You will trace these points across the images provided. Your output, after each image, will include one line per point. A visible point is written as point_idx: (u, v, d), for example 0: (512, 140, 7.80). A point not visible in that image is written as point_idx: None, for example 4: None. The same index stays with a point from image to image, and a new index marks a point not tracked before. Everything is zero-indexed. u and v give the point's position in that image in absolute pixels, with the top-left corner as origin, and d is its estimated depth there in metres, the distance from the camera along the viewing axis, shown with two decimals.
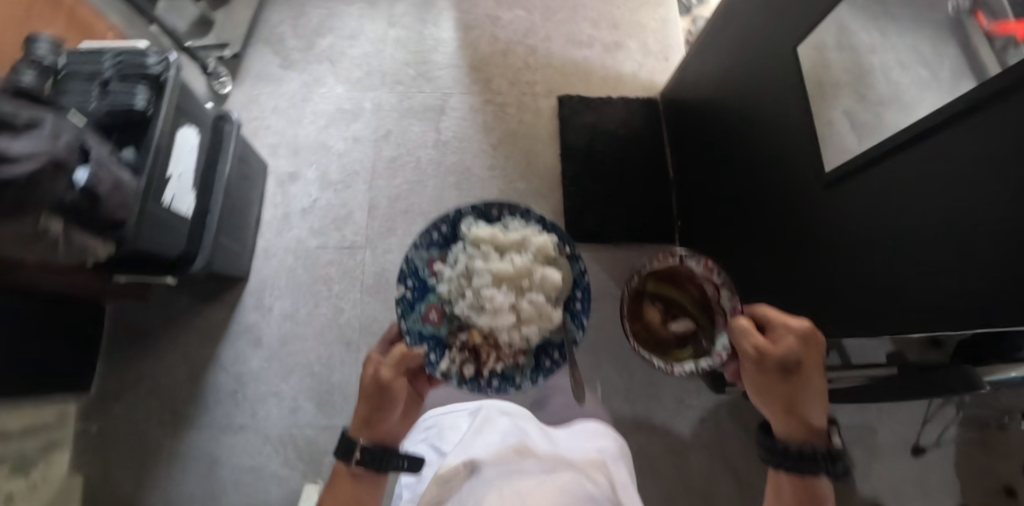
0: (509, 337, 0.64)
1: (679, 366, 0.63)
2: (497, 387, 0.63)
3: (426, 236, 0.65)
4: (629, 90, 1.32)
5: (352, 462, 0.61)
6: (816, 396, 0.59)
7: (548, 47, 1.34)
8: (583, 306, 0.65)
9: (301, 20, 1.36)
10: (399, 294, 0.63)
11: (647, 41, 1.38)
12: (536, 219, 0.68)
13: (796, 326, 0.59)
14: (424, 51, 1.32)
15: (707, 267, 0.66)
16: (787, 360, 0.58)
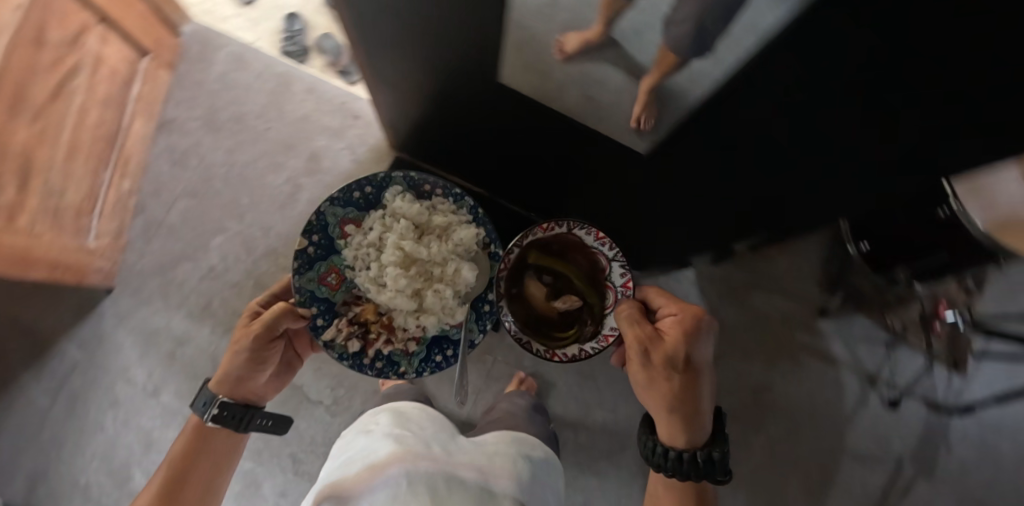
0: (404, 323, 0.82)
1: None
2: (383, 367, 0.81)
3: (348, 199, 0.79)
4: (373, 177, 1.18)
5: (207, 416, 0.70)
6: (694, 393, 0.64)
7: (278, 232, 1.15)
8: (488, 308, 0.83)
9: (92, 493, 1.09)
10: (307, 248, 0.75)
11: (326, 122, 1.20)
12: (467, 208, 0.84)
13: (684, 319, 0.64)
14: (213, 371, 1.10)
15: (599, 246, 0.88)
16: (674, 358, 0.63)
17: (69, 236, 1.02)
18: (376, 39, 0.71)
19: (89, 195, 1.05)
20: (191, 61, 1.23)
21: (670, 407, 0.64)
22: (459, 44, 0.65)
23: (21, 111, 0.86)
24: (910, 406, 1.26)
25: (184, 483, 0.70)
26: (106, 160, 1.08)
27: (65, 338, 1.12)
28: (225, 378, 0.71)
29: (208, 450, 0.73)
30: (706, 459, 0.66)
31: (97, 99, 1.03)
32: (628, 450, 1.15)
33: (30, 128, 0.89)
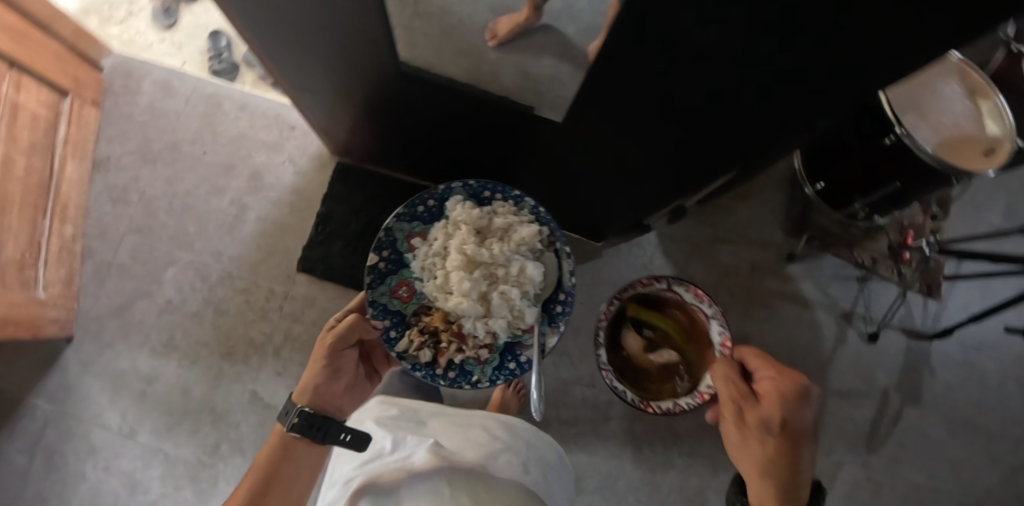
0: (473, 327, 0.86)
1: (653, 405, 0.90)
2: (455, 376, 0.87)
3: (416, 215, 0.90)
4: (319, 187, 1.16)
5: (287, 422, 0.69)
6: (792, 461, 0.64)
7: (230, 256, 1.13)
8: (557, 309, 0.90)
9: None
10: (379, 262, 0.87)
11: (264, 137, 1.18)
12: (525, 215, 0.90)
13: (783, 384, 0.67)
14: (186, 404, 1.09)
15: (699, 295, 0.93)
16: (771, 423, 0.66)
17: (18, 290, 1.00)
18: (271, 38, 0.69)
19: (30, 245, 1.02)
20: (118, 95, 1.20)
21: (761, 469, 0.64)
22: (352, 30, 0.63)
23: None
24: (890, 337, 1.26)
25: (267, 493, 0.68)
26: (43, 208, 1.05)
27: (32, 392, 1.11)
28: (305, 385, 0.74)
29: (294, 453, 0.71)
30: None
31: (22, 146, 1.00)
32: (613, 422, 1.15)
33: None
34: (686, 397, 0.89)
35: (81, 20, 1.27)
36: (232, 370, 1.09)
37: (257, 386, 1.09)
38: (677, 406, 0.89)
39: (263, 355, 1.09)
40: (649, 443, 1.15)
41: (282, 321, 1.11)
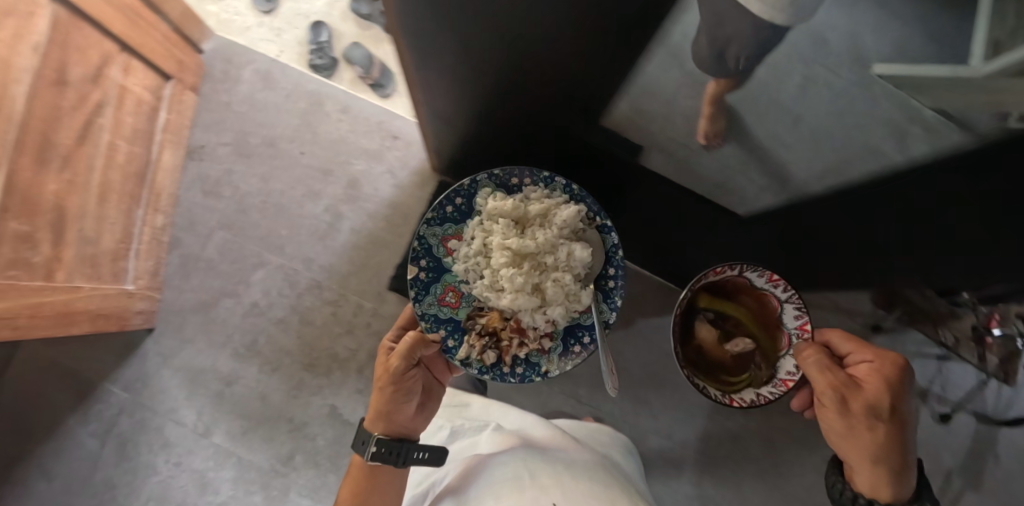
0: (532, 318, 0.75)
1: (742, 400, 0.71)
2: (523, 369, 0.76)
3: (443, 213, 0.75)
4: (417, 204, 1.12)
5: (369, 454, 0.64)
6: (896, 440, 0.57)
7: (320, 265, 1.10)
8: (616, 286, 0.77)
9: None
10: (417, 276, 0.74)
11: (364, 145, 1.13)
12: (563, 189, 0.75)
13: (887, 365, 0.58)
14: (263, 410, 1.08)
15: (774, 280, 0.68)
16: (880, 406, 0.57)
17: (109, 283, 0.98)
18: (435, 80, 0.63)
19: (123, 237, 1.00)
20: (215, 82, 1.15)
21: (880, 458, 0.57)
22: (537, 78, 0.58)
23: (45, 155, 0.83)
24: (962, 419, 1.25)
25: None
26: (138, 198, 1.02)
27: (109, 379, 1.10)
28: (376, 414, 0.66)
29: (375, 479, 0.68)
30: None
31: (123, 135, 0.97)
32: (684, 475, 1.15)
33: (59, 179, 0.85)
34: (771, 387, 0.71)
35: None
36: (313, 381, 1.08)
37: (338, 400, 1.08)
38: (762, 399, 0.71)
39: (347, 370, 1.08)
40: (716, 499, 1.15)
41: (369, 338, 1.09)
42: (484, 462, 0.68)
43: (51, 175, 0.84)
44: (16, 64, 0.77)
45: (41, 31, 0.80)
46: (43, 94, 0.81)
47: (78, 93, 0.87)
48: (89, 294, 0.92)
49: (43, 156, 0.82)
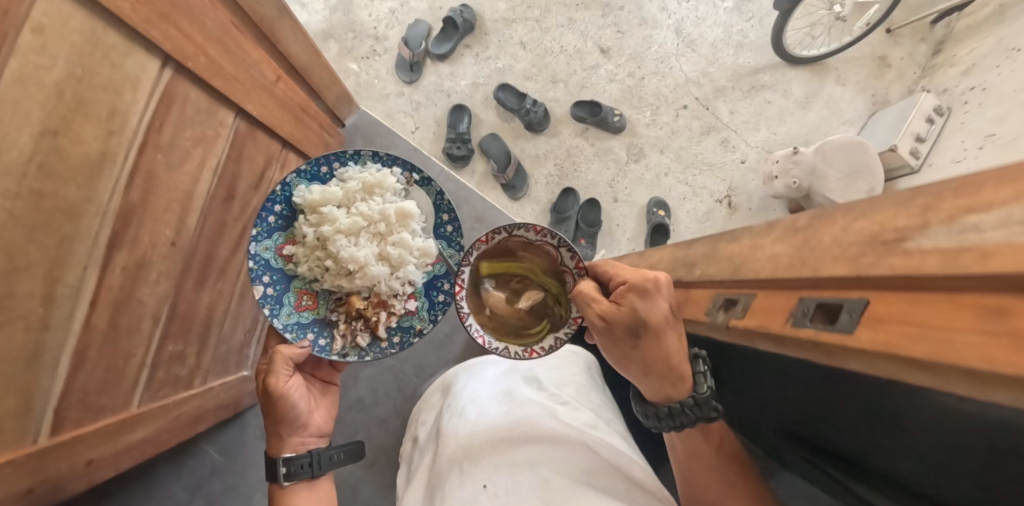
0: (390, 286, 0.76)
1: (539, 348, 0.59)
2: (401, 339, 0.76)
3: (265, 224, 0.71)
4: None
5: (279, 475, 0.62)
6: (677, 348, 0.52)
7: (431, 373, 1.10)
8: (453, 229, 0.79)
9: None
10: (262, 295, 0.69)
11: None
12: (367, 157, 0.76)
13: (632, 282, 0.51)
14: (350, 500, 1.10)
15: (537, 232, 0.57)
16: (634, 323, 0.51)
17: (231, 372, 0.96)
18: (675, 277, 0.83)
19: (252, 326, 0.98)
20: None
21: (646, 367, 0.53)
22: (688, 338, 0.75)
23: (206, 273, 0.77)
24: None
25: None
26: None
27: (205, 438, 1.11)
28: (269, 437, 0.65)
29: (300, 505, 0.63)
30: (694, 401, 0.52)
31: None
32: None
33: (212, 291, 0.80)
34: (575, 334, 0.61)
35: (326, 49, 1.24)
36: None
37: None
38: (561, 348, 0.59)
39: None
40: None
41: None
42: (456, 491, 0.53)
43: (207, 288, 0.79)
44: (198, 188, 0.69)
45: (223, 148, 0.72)
46: (215, 212, 0.74)
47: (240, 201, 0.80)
48: (213, 396, 0.89)
49: (206, 275, 0.77)
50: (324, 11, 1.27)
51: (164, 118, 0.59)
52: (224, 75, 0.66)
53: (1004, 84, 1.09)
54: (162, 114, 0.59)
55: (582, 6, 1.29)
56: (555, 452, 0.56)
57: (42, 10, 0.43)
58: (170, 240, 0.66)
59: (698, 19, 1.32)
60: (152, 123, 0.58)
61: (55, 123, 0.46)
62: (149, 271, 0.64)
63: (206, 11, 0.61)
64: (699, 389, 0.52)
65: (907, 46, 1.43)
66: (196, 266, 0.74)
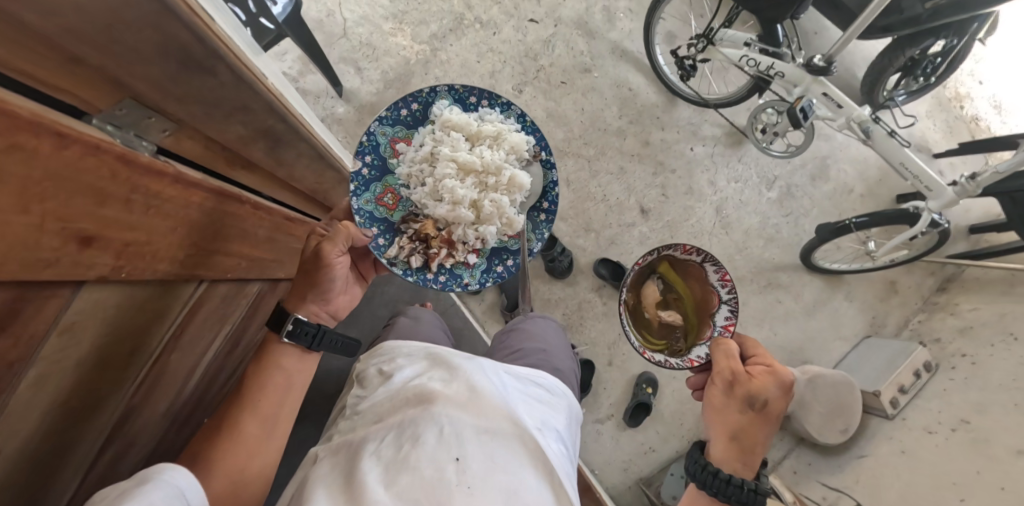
0: (464, 234, 0.78)
1: (654, 353, 0.63)
2: (445, 281, 0.76)
3: (396, 113, 0.76)
4: None
5: (284, 331, 0.60)
6: (766, 435, 0.60)
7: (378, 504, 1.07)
8: (545, 215, 0.81)
9: None
10: (359, 169, 0.73)
11: None
12: (511, 118, 0.81)
13: (782, 375, 0.60)
14: None
15: (726, 279, 0.65)
16: (757, 398, 0.59)
17: None
18: None
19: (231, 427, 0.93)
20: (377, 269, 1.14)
21: (738, 433, 0.60)
22: None
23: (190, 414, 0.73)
24: None
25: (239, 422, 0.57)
26: None
27: None
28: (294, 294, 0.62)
29: (273, 386, 0.60)
30: (756, 488, 0.56)
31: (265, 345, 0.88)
32: None
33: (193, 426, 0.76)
34: (676, 358, 0.64)
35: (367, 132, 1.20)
36: None
37: None
38: (667, 363, 0.62)
39: None
40: None
41: None
42: (428, 449, 0.51)
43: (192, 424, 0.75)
44: (202, 354, 0.64)
45: (239, 311, 0.67)
46: (213, 364, 0.70)
47: (243, 339, 0.76)
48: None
49: (191, 416, 0.73)
50: (377, 87, 1.21)
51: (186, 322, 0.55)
52: (260, 264, 0.61)
53: (992, 372, 1.14)
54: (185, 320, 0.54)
55: (635, 159, 1.28)
56: (525, 447, 0.56)
57: (78, 310, 0.37)
58: (164, 412, 0.62)
59: (741, 202, 1.32)
60: (176, 329, 0.54)
61: (63, 395, 0.41)
62: (137, 448, 0.60)
63: (261, 220, 0.56)
64: (760, 483, 0.58)
65: (918, 275, 1.49)
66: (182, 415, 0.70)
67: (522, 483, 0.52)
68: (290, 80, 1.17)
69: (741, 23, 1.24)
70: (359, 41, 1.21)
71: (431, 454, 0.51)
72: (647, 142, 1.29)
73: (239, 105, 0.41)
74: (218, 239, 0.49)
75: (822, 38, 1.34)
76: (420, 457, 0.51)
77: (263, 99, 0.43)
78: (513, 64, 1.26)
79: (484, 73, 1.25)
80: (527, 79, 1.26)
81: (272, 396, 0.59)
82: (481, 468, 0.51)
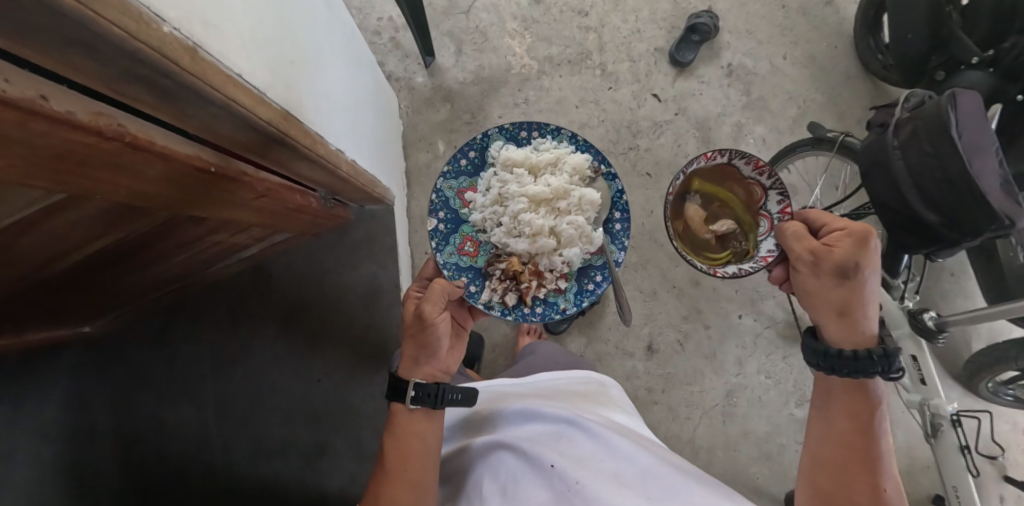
0: (549, 261, 0.62)
1: (724, 270, 0.57)
2: (540, 313, 0.62)
3: (455, 164, 0.64)
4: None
5: (409, 402, 0.55)
6: (874, 294, 0.49)
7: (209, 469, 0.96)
8: (622, 227, 0.64)
9: None
10: (432, 227, 0.63)
11: (361, 437, 1.01)
12: (567, 138, 0.65)
13: (852, 227, 0.49)
14: None
15: (761, 167, 0.60)
16: (849, 266, 0.48)
17: (76, 326, 0.83)
18: None
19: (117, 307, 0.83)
20: (359, 245, 1.06)
21: (846, 309, 0.49)
22: None
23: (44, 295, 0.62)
24: None
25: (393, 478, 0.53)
26: (163, 286, 0.84)
27: None
28: (408, 360, 0.57)
29: (410, 481, 0.53)
30: (885, 354, 0.48)
31: (190, 260, 0.76)
32: None
33: (40, 300, 0.63)
34: (750, 263, 0.58)
35: (432, 114, 1.11)
36: None
37: None
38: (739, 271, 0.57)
39: None
40: None
41: None
42: (528, 488, 0.51)
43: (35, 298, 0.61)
44: (70, 259, 0.53)
45: (134, 235, 0.55)
46: (92, 266, 0.59)
47: (148, 256, 0.65)
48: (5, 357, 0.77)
49: (52, 290, 0.61)
50: (466, 78, 1.12)
51: (15, 236, 0.40)
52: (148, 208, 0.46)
53: None
54: (20, 232, 0.40)
55: (677, 293, 1.12)
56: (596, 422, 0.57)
57: None
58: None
59: (757, 401, 1.11)
60: (18, 231, 0.39)
61: None
62: None
63: (156, 162, 0.40)
64: (888, 344, 0.49)
65: None
66: (29, 296, 0.59)
67: (622, 456, 0.52)
68: (391, 27, 1.11)
69: (872, 223, 1.03)
70: (475, 25, 1.13)
71: (533, 491, 0.50)
72: (697, 281, 1.12)
73: (73, 36, 0.23)
74: (71, 176, 0.32)
75: (956, 286, 1.10)
76: (530, 497, 0.50)
77: (127, 43, 0.26)
78: (609, 128, 1.13)
79: (575, 121, 1.12)
80: (613, 151, 1.12)
81: (411, 492, 0.53)
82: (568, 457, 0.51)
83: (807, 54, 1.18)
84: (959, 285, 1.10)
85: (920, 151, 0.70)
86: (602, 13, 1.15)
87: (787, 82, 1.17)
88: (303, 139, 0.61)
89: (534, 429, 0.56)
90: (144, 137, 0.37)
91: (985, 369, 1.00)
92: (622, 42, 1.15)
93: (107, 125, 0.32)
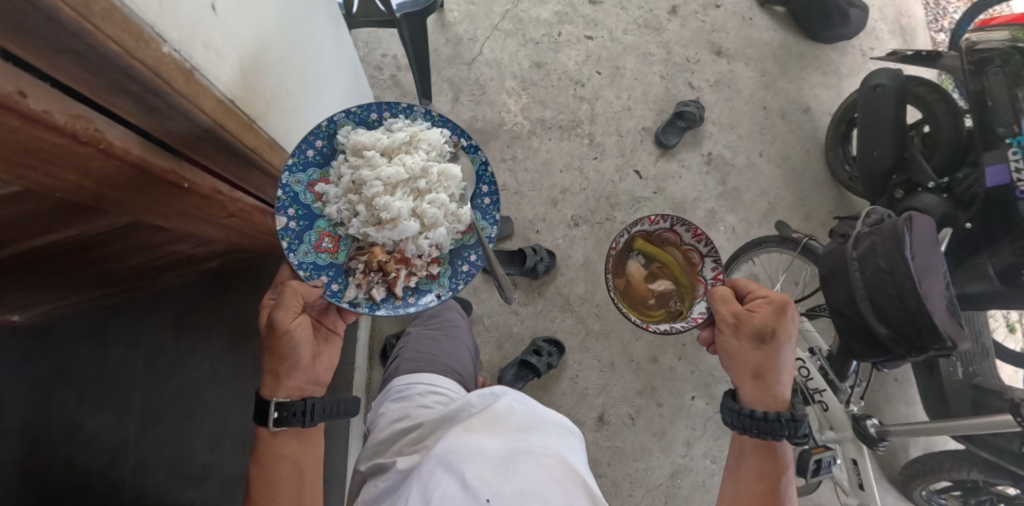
0: (415, 247, 0.62)
1: (657, 327, 0.62)
2: (414, 302, 0.61)
3: (300, 155, 0.59)
4: None
5: (271, 422, 0.53)
6: (786, 361, 0.53)
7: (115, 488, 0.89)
8: (489, 204, 0.67)
9: None
10: (280, 226, 0.56)
11: None
12: (417, 116, 0.66)
13: (772, 297, 0.53)
14: None
15: (698, 235, 0.64)
16: (765, 332, 0.51)
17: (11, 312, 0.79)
18: None
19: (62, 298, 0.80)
20: None
21: (759, 371, 0.53)
22: None
23: None
24: None
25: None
26: (119, 283, 0.82)
27: None
28: (268, 376, 0.54)
29: None
30: (791, 417, 0.51)
31: (147, 264, 0.74)
32: None
33: None
34: (679, 322, 0.62)
35: None
36: None
37: None
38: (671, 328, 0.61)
39: None
40: None
41: None
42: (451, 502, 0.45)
43: None
44: (14, 247, 0.51)
45: (91, 234, 0.53)
46: (39, 257, 0.56)
47: (102, 255, 0.63)
48: None
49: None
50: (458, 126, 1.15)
51: None
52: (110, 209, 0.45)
53: None
54: None
55: (634, 367, 1.12)
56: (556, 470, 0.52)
57: None
58: None
59: (701, 486, 1.09)
60: None
61: None
62: None
63: (126, 171, 0.39)
64: (795, 410, 0.53)
65: None
66: None
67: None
68: (393, 66, 1.15)
69: (826, 324, 1.07)
70: (476, 79, 1.18)
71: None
72: (654, 357, 1.13)
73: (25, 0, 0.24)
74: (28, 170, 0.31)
75: (900, 392, 1.13)
76: None
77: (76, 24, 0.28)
78: (589, 196, 1.16)
79: (558, 185, 1.16)
80: (590, 218, 1.15)
81: None
82: (509, 489, 0.46)
83: (781, 154, 1.25)
84: (903, 392, 1.13)
85: (876, 266, 0.74)
86: (597, 87, 1.21)
87: (761, 177, 1.23)
88: (278, 164, 0.63)
89: (494, 455, 0.52)
90: (120, 145, 0.36)
91: (920, 478, 1.02)
92: (613, 117, 1.20)
93: (83, 129, 0.32)
